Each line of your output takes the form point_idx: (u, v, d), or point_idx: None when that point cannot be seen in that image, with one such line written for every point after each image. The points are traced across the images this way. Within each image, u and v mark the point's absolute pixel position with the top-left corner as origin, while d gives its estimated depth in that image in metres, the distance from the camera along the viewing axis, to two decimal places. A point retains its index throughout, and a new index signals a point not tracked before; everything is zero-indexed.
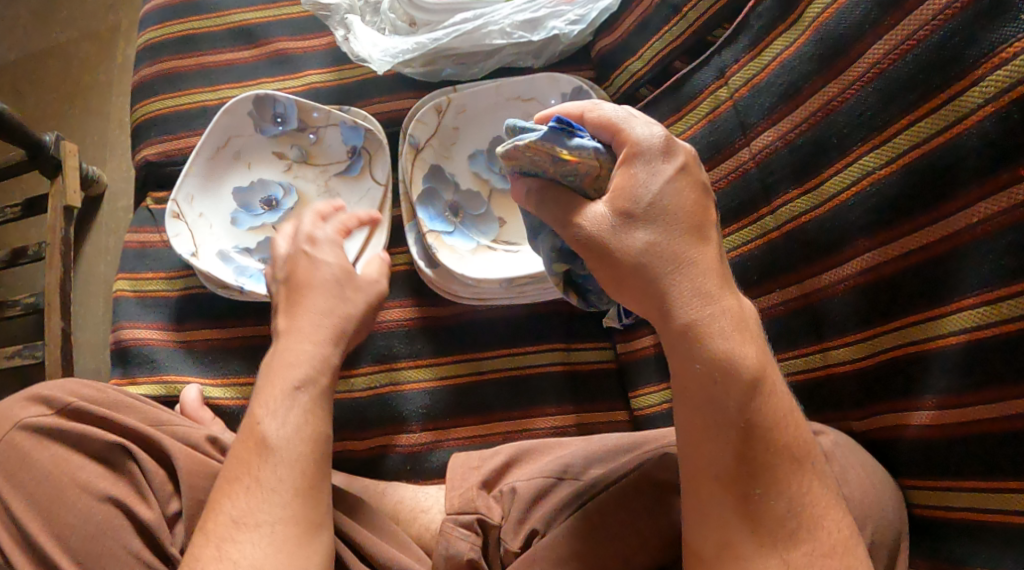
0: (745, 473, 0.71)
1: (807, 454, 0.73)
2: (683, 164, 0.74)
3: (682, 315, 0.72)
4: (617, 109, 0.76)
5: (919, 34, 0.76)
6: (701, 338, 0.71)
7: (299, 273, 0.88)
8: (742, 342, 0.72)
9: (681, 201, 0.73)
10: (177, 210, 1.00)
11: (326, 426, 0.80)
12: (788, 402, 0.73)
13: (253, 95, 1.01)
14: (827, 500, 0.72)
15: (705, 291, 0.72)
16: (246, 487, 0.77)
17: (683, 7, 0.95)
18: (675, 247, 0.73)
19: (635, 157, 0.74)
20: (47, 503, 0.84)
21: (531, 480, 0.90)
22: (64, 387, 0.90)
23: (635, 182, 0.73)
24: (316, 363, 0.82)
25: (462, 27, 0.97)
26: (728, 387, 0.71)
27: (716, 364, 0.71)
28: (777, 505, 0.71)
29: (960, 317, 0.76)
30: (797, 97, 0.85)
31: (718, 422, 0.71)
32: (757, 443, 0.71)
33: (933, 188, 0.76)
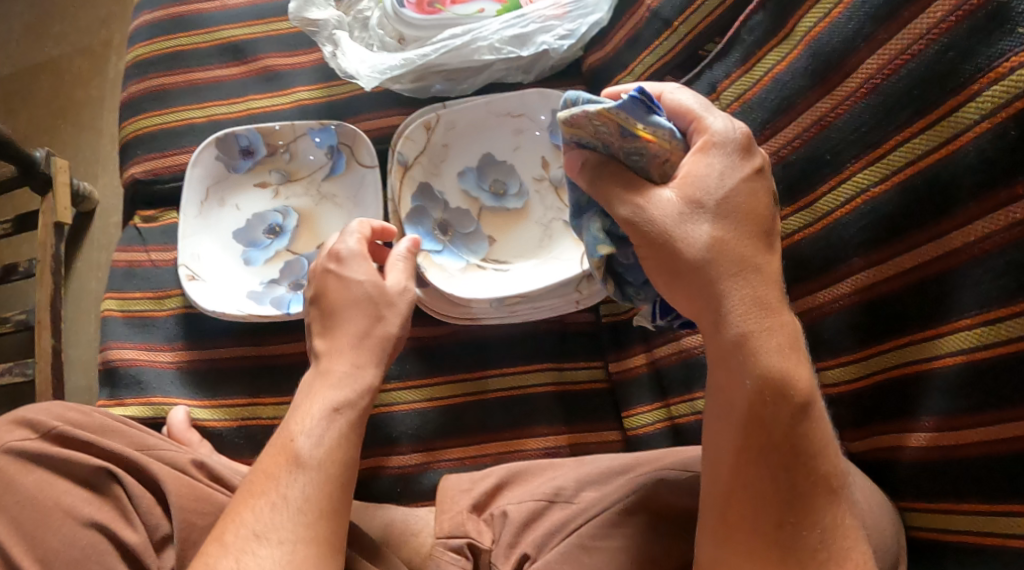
0: (785, 495, 0.70)
1: (844, 484, 0.71)
2: (758, 167, 0.73)
3: (736, 327, 0.70)
4: (695, 97, 0.75)
5: (914, 48, 0.74)
6: (754, 353, 0.70)
7: (331, 293, 0.86)
8: (796, 363, 0.70)
9: (749, 202, 0.72)
10: (190, 273, 0.98)
11: (354, 452, 0.79)
12: (833, 428, 0.72)
13: (212, 139, 1.00)
14: (857, 533, 0.71)
15: (764, 302, 0.71)
16: (270, 501, 0.74)
17: (674, 21, 0.94)
18: (740, 248, 0.71)
19: (712, 147, 0.73)
20: (30, 528, 0.82)
21: (523, 503, 0.88)
22: (51, 411, 0.88)
23: (708, 172, 0.72)
24: (357, 386, 0.82)
25: (450, 43, 0.96)
26: (779, 408, 0.70)
27: (771, 382, 0.70)
28: (811, 532, 0.70)
29: (959, 337, 0.74)
30: (790, 113, 0.84)
31: (765, 438, 0.70)
32: (801, 467, 0.70)
33: (930, 205, 0.75)
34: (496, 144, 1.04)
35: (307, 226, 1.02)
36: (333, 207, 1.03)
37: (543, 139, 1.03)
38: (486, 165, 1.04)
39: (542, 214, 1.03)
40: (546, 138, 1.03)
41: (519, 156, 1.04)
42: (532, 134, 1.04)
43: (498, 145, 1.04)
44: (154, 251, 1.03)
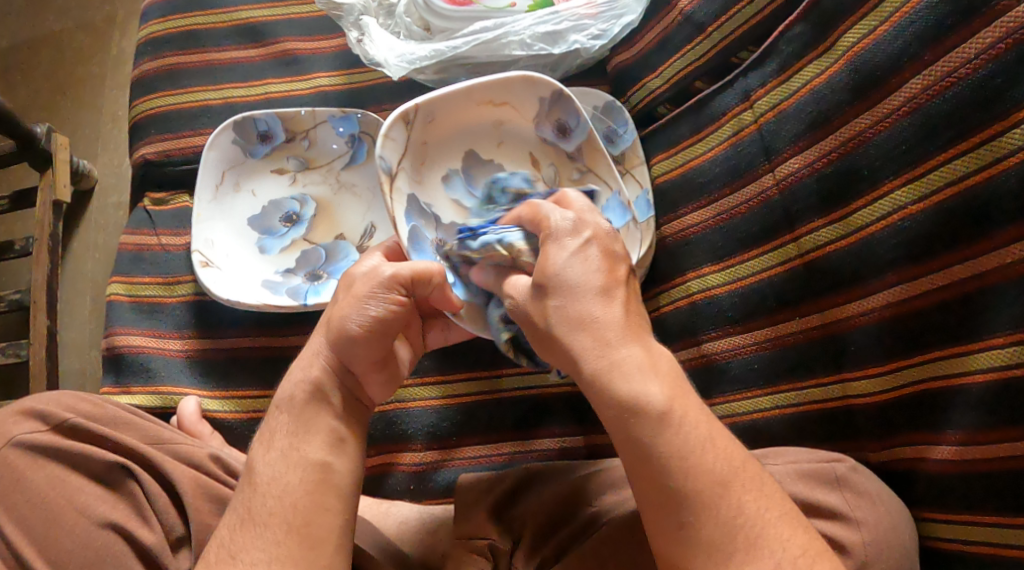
0: (670, 500, 0.67)
1: (733, 476, 0.67)
2: (589, 237, 0.74)
3: (588, 367, 0.70)
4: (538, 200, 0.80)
5: (961, 71, 0.76)
6: (607, 383, 0.69)
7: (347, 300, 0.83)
8: (648, 379, 0.69)
9: (586, 269, 0.72)
10: (204, 259, 0.95)
11: (315, 449, 0.74)
12: (708, 426, 0.69)
13: (230, 122, 0.98)
14: (766, 520, 0.66)
15: (604, 340, 0.70)
16: (239, 519, 0.72)
17: (708, 26, 0.94)
18: (578, 306, 0.71)
19: (550, 240, 0.74)
20: (42, 527, 0.79)
21: (541, 505, 0.88)
22: (60, 401, 0.85)
23: (547, 258, 0.73)
24: (310, 387, 0.76)
25: (482, 35, 0.96)
26: (640, 423, 0.68)
27: (626, 405, 0.68)
28: (707, 531, 0.66)
29: (988, 355, 0.76)
30: (827, 126, 0.85)
31: (640, 460, 0.68)
32: (675, 472, 0.67)
33: (966, 226, 0.77)
34: (478, 139, 0.94)
35: (324, 216, 0.99)
36: (352, 197, 1.00)
37: (529, 135, 0.94)
38: (472, 165, 0.94)
39: None
40: (530, 134, 0.94)
41: (504, 153, 0.94)
42: (515, 127, 0.94)
43: (480, 140, 0.94)
44: (164, 235, 1.00)
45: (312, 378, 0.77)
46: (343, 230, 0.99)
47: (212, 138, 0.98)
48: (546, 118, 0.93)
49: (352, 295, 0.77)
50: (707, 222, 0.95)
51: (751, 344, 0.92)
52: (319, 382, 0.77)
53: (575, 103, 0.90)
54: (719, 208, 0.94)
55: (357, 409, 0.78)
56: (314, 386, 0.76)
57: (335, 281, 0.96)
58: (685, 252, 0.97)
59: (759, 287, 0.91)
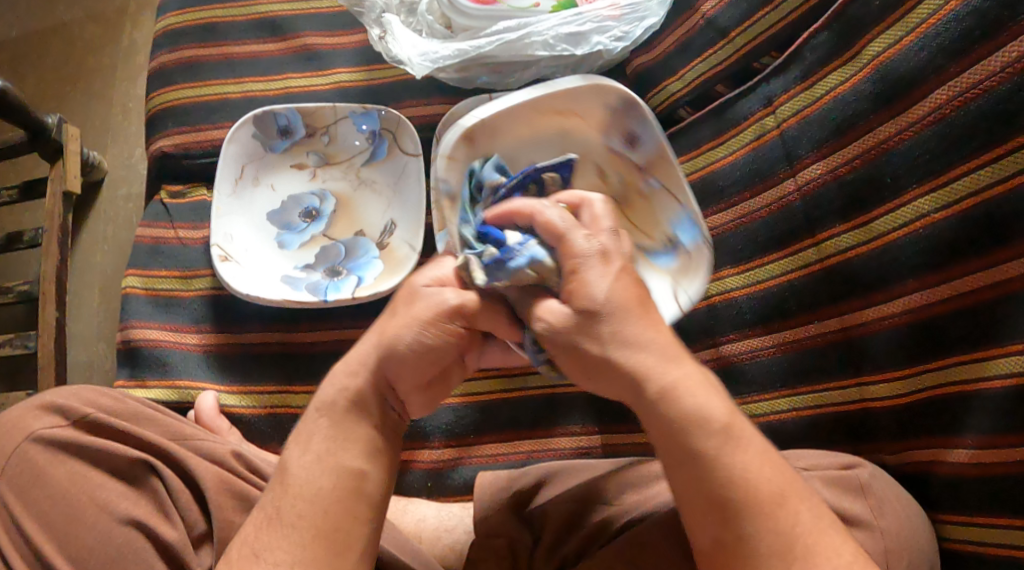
0: (731, 514, 0.67)
1: (790, 489, 0.68)
2: (621, 266, 0.70)
3: (652, 385, 0.68)
4: (561, 214, 0.71)
5: (985, 84, 0.77)
6: (668, 400, 0.68)
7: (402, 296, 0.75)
8: (707, 395, 0.69)
9: (629, 293, 0.69)
10: (224, 254, 0.95)
11: (354, 454, 0.71)
12: (763, 442, 0.70)
13: (251, 117, 0.97)
14: (822, 530, 0.67)
15: (665, 355, 0.69)
16: (265, 519, 0.70)
17: (730, 32, 0.95)
18: (632, 326, 0.69)
19: (580, 267, 0.69)
20: (62, 524, 0.78)
21: (562, 503, 0.88)
22: (80, 396, 0.83)
23: (587, 285, 0.69)
24: (348, 392, 0.72)
25: (506, 35, 0.95)
26: (702, 438, 0.68)
27: (687, 422, 0.68)
28: (767, 542, 0.66)
29: (1006, 361, 0.78)
30: (850, 134, 0.86)
31: (699, 478, 0.67)
32: (736, 486, 0.67)
33: (988, 234, 0.78)
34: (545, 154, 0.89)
35: (344, 212, 1.00)
36: (372, 193, 1.00)
37: (596, 145, 0.89)
38: None
39: None
40: (598, 146, 0.89)
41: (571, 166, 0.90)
42: (583, 138, 0.89)
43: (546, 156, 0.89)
44: (182, 229, 1.00)
45: (353, 388, 0.72)
46: (363, 227, 0.99)
47: (232, 132, 0.98)
48: (614, 129, 0.88)
49: (410, 315, 0.72)
50: (725, 225, 0.96)
51: (770, 347, 0.93)
52: (362, 394, 0.72)
53: (644, 111, 0.86)
54: (740, 212, 0.95)
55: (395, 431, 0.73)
56: (358, 395, 0.72)
57: (354, 277, 0.96)
58: None
59: (779, 290, 0.93)
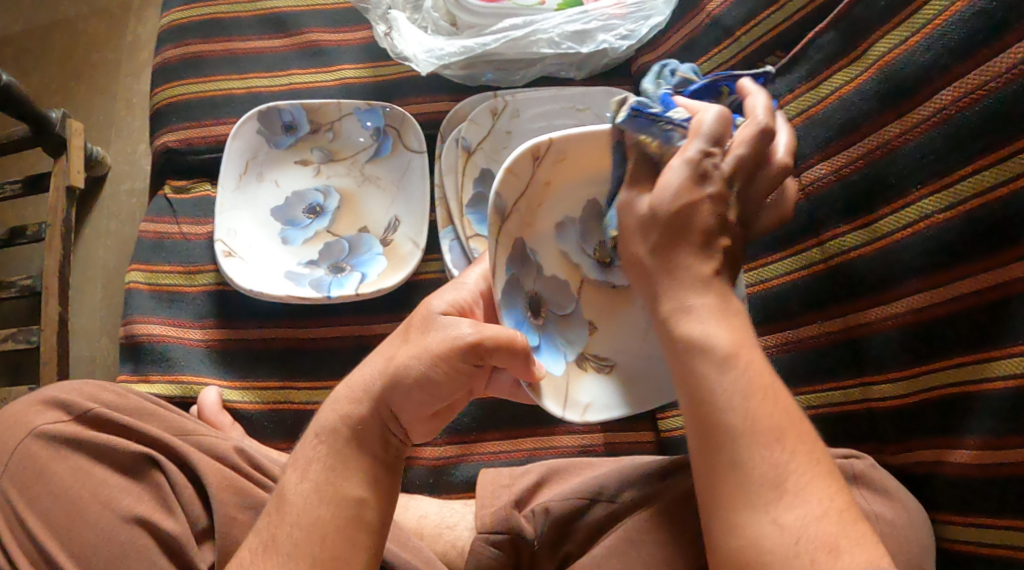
0: (724, 438, 0.67)
1: (790, 425, 0.67)
2: (714, 194, 0.69)
3: (669, 305, 0.70)
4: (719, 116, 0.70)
5: (990, 85, 0.77)
6: (679, 321, 0.69)
7: (416, 317, 0.75)
8: (720, 320, 0.69)
9: (687, 213, 0.69)
10: (228, 249, 0.95)
11: (355, 487, 0.72)
12: (772, 376, 0.68)
13: (255, 112, 0.98)
14: (817, 468, 0.66)
15: (683, 277, 0.70)
16: (262, 543, 0.70)
17: (735, 31, 0.96)
18: (662, 240, 0.70)
19: (675, 166, 0.69)
20: (65, 520, 0.78)
21: (565, 500, 0.88)
22: (82, 391, 0.84)
23: (668, 183, 0.69)
24: (349, 423, 0.72)
25: (510, 34, 0.95)
26: (705, 359, 0.68)
27: (695, 343, 0.68)
28: (758, 470, 0.66)
29: (1008, 362, 0.78)
30: (854, 134, 0.86)
31: (697, 402, 0.68)
32: (732, 411, 0.67)
33: (992, 235, 0.78)
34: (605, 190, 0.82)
35: (348, 208, 1.00)
36: (376, 190, 1.00)
37: None
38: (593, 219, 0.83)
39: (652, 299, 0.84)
40: None
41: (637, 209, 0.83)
42: None
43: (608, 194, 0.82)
44: (185, 224, 1.00)
45: (355, 415, 0.72)
46: (367, 223, 0.99)
47: (236, 127, 0.98)
48: None
49: (422, 347, 0.72)
50: None
51: (773, 347, 0.95)
52: (362, 423, 0.72)
53: None
54: None
55: (393, 462, 0.74)
56: (355, 429, 0.72)
57: (358, 273, 0.96)
58: None
59: (783, 290, 0.93)
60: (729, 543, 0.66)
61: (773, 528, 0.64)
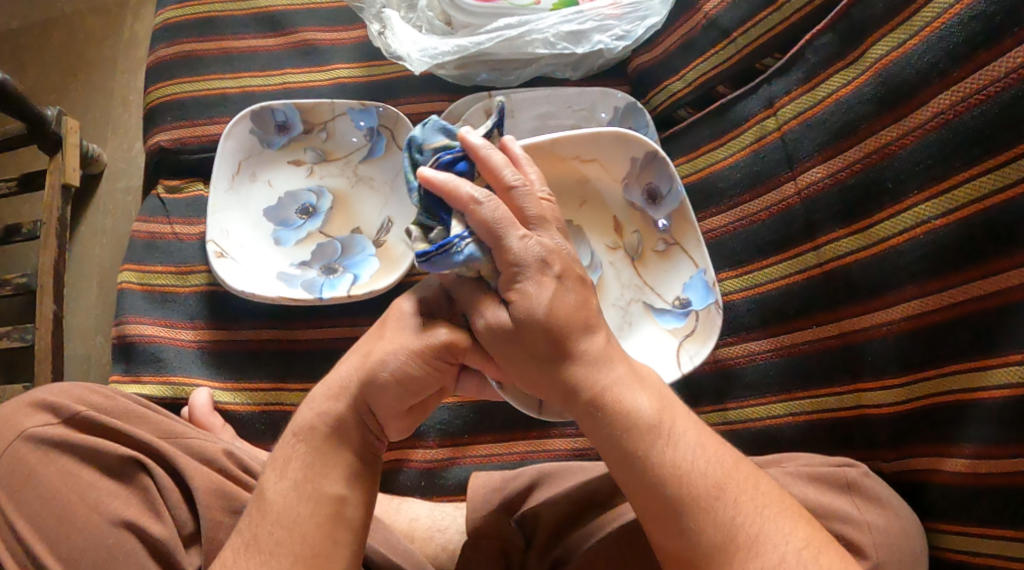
0: (670, 507, 0.68)
1: (729, 478, 0.69)
2: (559, 273, 0.70)
3: (587, 388, 0.70)
4: (495, 212, 0.69)
5: (989, 89, 0.76)
6: (602, 401, 0.70)
7: (387, 314, 0.75)
8: (638, 394, 0.70)
9: (563, 307, 0.69)
10: (219, 250, 0.94)
11: (334, 485, 0.71)
12: (698, 434, 0.70)
13: (248, 112, 0.97)
14: (764, 515, 0.68)
15: (598, 355, 0.70)
16: (245, 543, 0.70)
17: (733, 32, 0.94)
18: (562, 331, 0.69)
19: (516, 278, 0.69)
20: (53, 524, 0.78)
21: (555, 506, 0.87)
22: (71, 394, 0.84)
23: (526, 299, 0.69)
24: (330, 422, 0.72)
25: (505, 33, 0.94)
26: (634, 436, 0.69)
27: (621, 421, 0.69)
28: (710, 533, 0.67)
29: (1004, 371, 0.76)
30: (851, 137, 0.85)
31: (636, 478, 0.69)
32: (670, 480, 0.68)
33: (989, 243, 0.77)
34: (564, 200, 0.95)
35: (342, 209, 0.99)
36: (369, 190, 1.00)
37: (614, 196, 0.96)
38: None
39: (617, 293, 0.96)
40: (618, 197, 0.95)
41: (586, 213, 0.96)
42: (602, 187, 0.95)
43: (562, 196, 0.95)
44: (177, 224, 1.00)
45: (333, 413, 0.72)
46: (360, 224, 0.99)
47: (229, 126, 0.98)
48: (635, 182, 0.95)
49: (400, 343, 0.72)
50: (727, 226, 0.96)
51: (766, 351, 0.93)
52: (342, 420, 0.72)
53: (670, 168, 0.92)
54: (739, 214, 0.95)
55: (373, 459, 0.73)
56: (334, 427, 0.72)
57: (350, 274, 0.95)
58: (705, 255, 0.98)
59: (777, 294, 0.92)
60: None
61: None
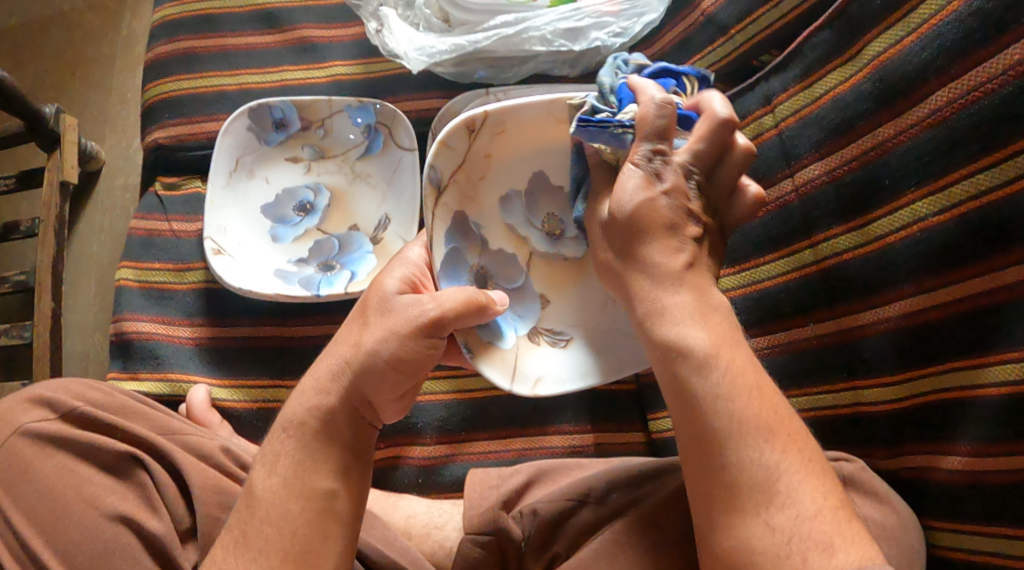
0: (711, 438, 0.68)
1: (777, 424, 0.68)
2: (667, 189, 0.72)
3: (650, 306, 0.72)
4: (659, 117, 0.71)
5: (986, 86, 0.76)
6: (662, 325, 0.71)
7: (367, 295, 0.77)
8: (701, 324, 0.70)
9: (651, 216, 0.72)
10: (216, 247, 0.95)
11: (326, 479, 0.71)
12: (757, 376, 0.70)
13: (246, 109, 0.97)
14: (806, 466, 0.67)
15: (664, 279, 0.72)
16: (232, 540, 0.70)
17: (730, 29, 0.95)
18: (642, 238, 0.73)
19: (626, 172, 0.73)
20: (49, 519, 0.78)
21: (552, 502, 0.87)
22: (68, 389, 0.84)
23: (620, 190, 0.72)
24: (313, 414, 0.72)
25: (502, 31, 0.94)
26: (687, 363, 0.69)
27: (677, 346, 0.70)
28: (747, 471, 0.67)
29: (1002, 368, 0.76)
30: (848, 134, 0.85)
31: (687, 401, 0.69)
32: (716, 413, 0.68)
33: (987, 240, 0.77)
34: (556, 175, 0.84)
35: (340, 205, 0.99)
36: (367, 187, 1.00)
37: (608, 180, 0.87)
38: (539, 190, 0.83)
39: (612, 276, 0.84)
40: None
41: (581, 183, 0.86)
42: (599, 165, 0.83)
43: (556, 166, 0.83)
44: (175, 221, 1.00)
45: (324, 407, 0.72)
46: (357, 221, 0.99)
47: (226, 124, 0.98)
48: None
49: (386, 327, 0.72)
50: None
51: (765, 347, 0.93)
52: (331, 414, 0.72)
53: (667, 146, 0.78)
54: None
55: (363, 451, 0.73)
56: (321, 418, 0.72)
57: (347, 272, 0.95)
58: None
59: (774, 292, 0.92)
60: (721, 544, 0.67)
61: (764, 527, 0.66)
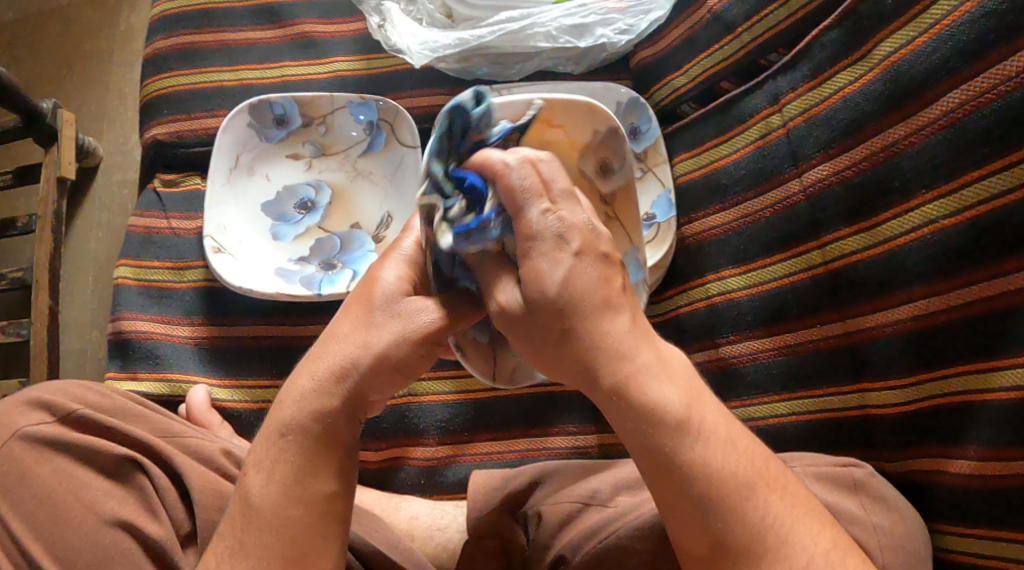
0: (694, 505, 0.65)
1: (757, 476, 0.66)
2: (578, 249, 0.64)
3: (612, 379, 0.64)
4: (523, 179, 0.63)
5: (999, 89, 0.75)
6: (627, 394, 0.64)
7: (358, 290, 0.72)
8: (668, 386, 0.65)
9: (588, 287, 0.64)
10: (217, 245, 0.94)
11: (328, 482, 0.70)
12: (728, 427, 0.67)
13: (246, 106, 0.96)
14: (791, 515, 0.66)
15: (620, 347, 0.64)
16: (230, 550, 0.69)
17: (737, 27, 0.94)
18: (581, 309, 0.64)
19: (530, 251, 0.63)
20: (46, 524, 0.77)
21: (556, 505, 0.86)
22: (67, 392, 0.83)
23: (535, 278, 0.63)
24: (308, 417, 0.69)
25: (507, 26, 0.93)
26: (662, 431, 0.64)
27: (648, 415, 0.64)
28: (736, 534, 0.65)
29: (1012, 373, 0.75)
30: (857, 135, 0.84)
31: (665, 470, 0.65)
32: (697, 479, 0.65)
33: (998, 243, 0.76)
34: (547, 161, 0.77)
35: (341, 203, 0.98)
36: (368, 184, 0.99)
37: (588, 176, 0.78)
38: None
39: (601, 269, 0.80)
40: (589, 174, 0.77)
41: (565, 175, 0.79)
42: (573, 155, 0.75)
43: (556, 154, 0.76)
44: (174, 218, 0.99)
45: (328, 411, 0.69)
46: (359, 219, 0.97)
47: (226, 120, 0.96)
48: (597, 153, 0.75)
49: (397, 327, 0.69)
50: (730, 223, 0.95)
51: (770, 349, 0.92)
52: (334, 417, 0.69)
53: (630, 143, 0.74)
54: (742, 211, 0.94)
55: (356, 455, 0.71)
56: (321, 421, 0.69)
57: (349, 270, 0.95)
58: (707, 253, 0.97)
59: (780, 293, 0.91)
60: None
61: None
